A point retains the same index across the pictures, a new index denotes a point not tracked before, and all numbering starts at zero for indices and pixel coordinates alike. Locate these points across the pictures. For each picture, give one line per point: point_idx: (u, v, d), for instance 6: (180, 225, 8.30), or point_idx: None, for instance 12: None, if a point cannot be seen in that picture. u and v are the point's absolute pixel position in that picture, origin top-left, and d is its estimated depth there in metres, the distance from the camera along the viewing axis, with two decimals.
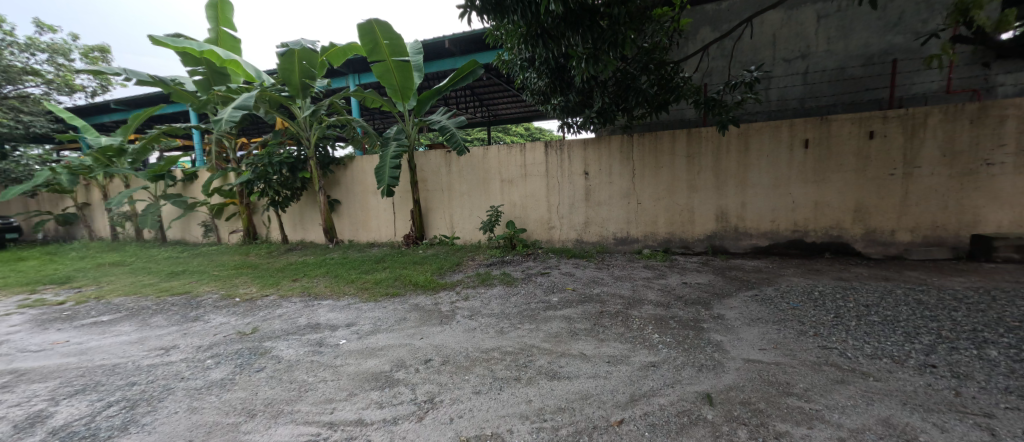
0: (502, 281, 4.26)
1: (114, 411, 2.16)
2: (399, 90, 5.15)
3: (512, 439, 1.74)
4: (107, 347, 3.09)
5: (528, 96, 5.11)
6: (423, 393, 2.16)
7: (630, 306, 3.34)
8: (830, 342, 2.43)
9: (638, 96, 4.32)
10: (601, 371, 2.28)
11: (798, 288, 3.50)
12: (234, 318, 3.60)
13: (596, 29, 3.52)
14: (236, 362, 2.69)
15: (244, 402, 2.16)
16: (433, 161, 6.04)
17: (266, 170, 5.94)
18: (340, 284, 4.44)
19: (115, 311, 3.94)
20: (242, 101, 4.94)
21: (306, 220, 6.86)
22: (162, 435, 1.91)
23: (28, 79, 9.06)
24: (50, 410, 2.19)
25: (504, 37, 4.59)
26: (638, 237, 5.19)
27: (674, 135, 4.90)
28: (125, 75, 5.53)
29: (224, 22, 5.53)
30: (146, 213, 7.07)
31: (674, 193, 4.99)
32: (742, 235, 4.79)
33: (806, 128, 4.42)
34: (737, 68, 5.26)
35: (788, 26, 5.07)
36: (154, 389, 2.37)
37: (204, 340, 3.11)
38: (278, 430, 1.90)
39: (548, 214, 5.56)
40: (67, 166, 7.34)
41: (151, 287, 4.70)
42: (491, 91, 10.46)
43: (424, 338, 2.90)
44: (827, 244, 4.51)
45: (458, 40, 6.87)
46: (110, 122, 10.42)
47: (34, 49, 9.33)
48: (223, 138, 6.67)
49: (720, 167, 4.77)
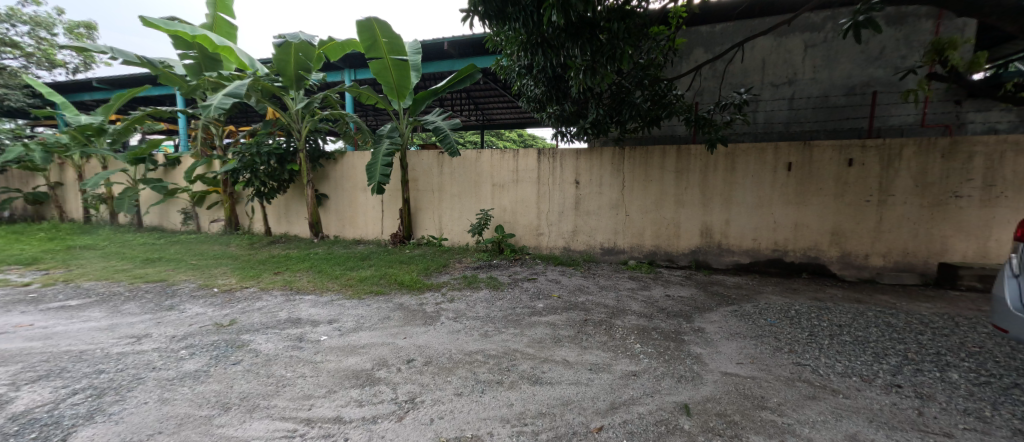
0: (488, 285, 4.27)
1: (79, 399, 2.08)
2: (395, 88, 5.13)
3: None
4: (74, 332, 2.98)
5: (523, 103, 5.17)
6: (404, 393, 2.14)
7: (614, 316, 3.38)
8: (804, 359, 2.51)
9: (632, 110, 4.44)
10: (583, 378, 2.31)
11: (776, 306, 3.59)
12: (211, 309, 3.52)
13: (595, 42, 3.61)
14: (212, 353, 2.63)
15: (218, 395, 2.11)
16: (425, 160, 6.02)
17: (253, 159, 5.83)
18: (323, 279, 4.38)
19: (84, 296, 3.80)
20: (233, 89, 4.84)
21: (292, 213, 6.73)
22: (129, 426, 1.85)
23: (6, 50, 8.78)
24: (9, 395, 2.10)
25: (503, 43, 4.63)
26: (625, 248, 5.27)
27: (665, 150, 5.01)
28: (111, 54, 5.37)
29: (222, 8, 5.44)
30: (123, 196, 6.84)
31: (662, 206, 5.09)
32: (725, 251, 4.91)
33: (790, 152, 4.58)
34: (728, 89, 5.43)
35: (777, 52, 5.26)
36: (124, 378, 2.30)
37: (178, 330, 3.02)
38: (254, 425, 1.87)
39: (537, 221, 5.60)
40: (41, 143, 7.11)
41: (123, 272, 4.55)
42: (486, 96, 10.51)
43: (407, 339, 2.88)
44: (805, 264, 4.66)
45: (457, 43, 6.88)
46: (90, 100, 10.10)
47: (16, 21, 9.03)
48: (211, 124, 6.53)
49: (707, 185, 4.89)
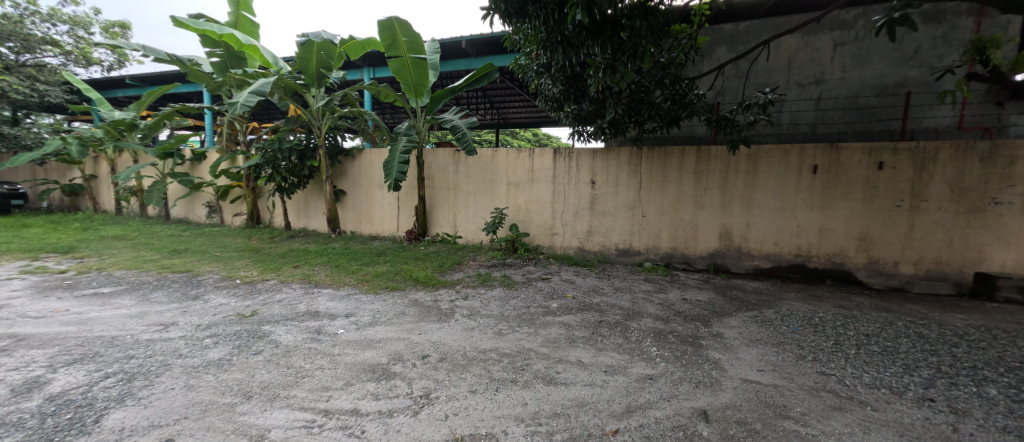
0: (502, 283, 4.27)
1: (111, 382, 2.16)
2: (413, 86, 5.15)
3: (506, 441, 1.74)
4: (107, 319, 3.10)
5: (540, 102, 5.18)
6: (419, 388, 2.16)
7: (629, 318, 3.33)
8: (828, 368, 2.43)
9: (651, 110, 4.39)
10: (598, 380, 2.28)
11: (799, 312, 3.48)
12: (233, 300, 3.62)
13: (615, 40, 3.58)
14: (234, 343, 2.69)
15: (241, 383, 2.16)
16: (441, 159, 6.06)
17: (274, 155, 5.96)
18: (341, 274, 4.44)
19: (115, 284, 3.96)
20: (258, 86, 4.92)
21: (310, 208, 6.86)
22: (157, 410, 1.91)
23: (46, 48, 9.23)
24: (47, 377, 2.20)
25: (523, 41, 4.63)
26: (640, 250, 5.20)
27: (684, 151, 4.93)
28: (143, 51, 5.55)
29: (243, 6, 5.56)
30: (152, 189, 7.08)
31: (679, 208, 4.99)
32: (745, 255, 4.79)
33: (816, 154, 4.43)
34: (751, 89, 5.31)
35: (804, 51, 5.11)
36: (152, 364, 2.37)
37: (203, 319, 3.11)
38: (274, 414, 1.90)
39: (552, 220, 5.57)
40: (78, 137, 7.36)
41: (152, 262, 4.71)
42: (502, 95, 10.52)
43: (422, 334, 2.90)
44: (830, 271, 4.50)
45: (474, 41, 6.90)
46: (123, 97, 10.51)
47: (56, 20, 9.42)
48: (235, 120, 6.71)
49: (727, 186, 4.79)
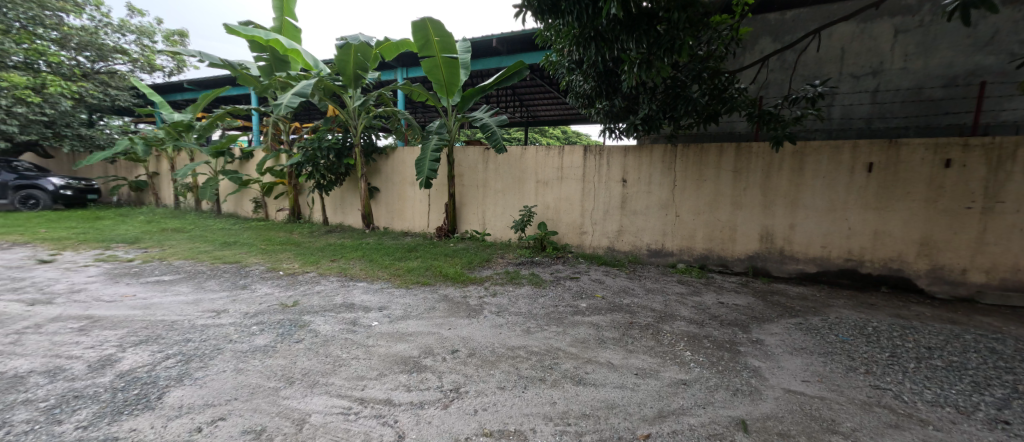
0: (531, 281, 4.27)
1: (172, 362, 2.35)
2: (445, 85, 5.23)
3: (534, 439, 1.73)
4: (167, 304, 3.37)
5: (571, 99, 5.13)
6: (449, 382, 2.20)
7: (661, 320, 3.24)
8: (884, 382, 2.25)
9: (687, 105, 4.23)
10: (629, 382, 2.23)
11: (849, 321, 3.24)
12: (277, 290, 3.84)
13: (651, 34, 3.47)
14: (278, 331, 2.85)
15: (284, 369, 2.29)
16: (471, 157, 6.13)
17: (314, 154, 6.25)
18: (374, 268, 4.60)
19: (175, 273, 4.31)
20: (300, 88, 5.17)
21: (346, 204, 7.14)
22: (210, 390, 2.06)
23: (117, 57, 10.18)
24: (117, 355, 2.43)
25: (554, 38, 4.59)
26: (673, 250, 5.03)
27: (722, 148, 4.72)
28: (199, 57, 5.97)
29: (287, 12, 5.86)
30: (206, 186, 7.62)
31: (716, 207, 4.79)
32: (788, 258, 4.53)
33: (871, 151, 4.11)
34: (799, 82, 5.00)
35: (859, 40, 4.75)
36: (207, 347, 2.56)
37: (250, 307, 3.32)
38: (313, 400, 2.00)
39: (581, 219, 5.49)
40: (143, 138, 8.02)
41: (206, 254, 5.08)
42: (532, 92, 10.48)
43: (452, 329, 2.96)
44: (885, 277, 4.16)
45: (505, 39, 6.91)
46: (182, 100, 11.38)
47: (125, 31, 10.34)
48: (279, 121, 7.09)
49: (769, 185, 4.54)
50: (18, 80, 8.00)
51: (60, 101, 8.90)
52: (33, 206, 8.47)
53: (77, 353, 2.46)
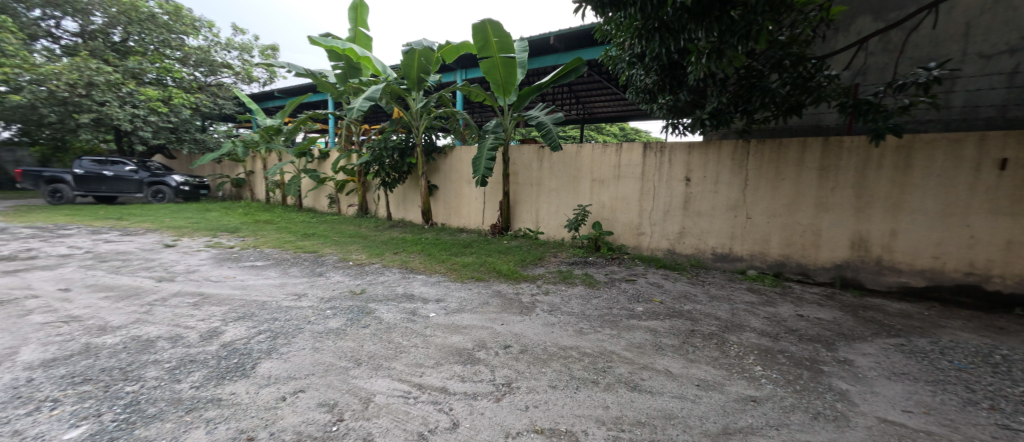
0: (584, 281, 4.21)
1: (263, 338, 2.71)
2: (502, 85, 5.31)
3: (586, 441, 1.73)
4: (260, 286, 3.87)
5: (630, 95, 4.95)
6: (501, 376, 2.27)
7: (727, 330, 3.02)
8: (1014, 422, 1.89)
9: (764, 96, 3.85)
10: (689, 394, 2.13)
11: (967, 347, 2.76)
12: (347, 278, 4.22)
13: (724, 21, 3.21)
14: (348, 316, 3.14)
15: (353, 351, 2.53)
16: (526, 155, 6.16)
17: (380, 153, 6.76)
18: (432, 262, 4.84)
19: (265, 259, 4.92)
20: (369, 93, 5.55)
21: (408, 201, 7.58)
22: (293, 364, 2.34)
23: (223, 71, 11.76)
24: (221, 328, 2.86)
25: (614, 32, 4.45)
26: (743, 255, 4.64)
27: (805, 143, 4.24)
28: (287, 68, 6.68)
29: (360, 22, 6.35)
30: (290, 183, 8.53)
31: (797, 209, 4.31)
32: (886, 269, 3.94)
33: (1004, 145, 3.41)
34: (907, 66, 4.32)
35: (992, 12, 3.96)
36: (291, 326, 2.91)
37: (325, 293, 3.69)
38: (378, 381, 2.19)
39: (639, 219, 5.27)
40: (243, 141, 9.20)
41: (290, 243, 5.71)
42: (590, 89, 10.25)
43: (505, 325, 3.03)
44: (1019, 297, 3.44)
45: (563, 36, 6.83)
46: (273, 108, 12.85)
47: (230, 48, 11.88)
48: (351, 124, 7.73)
49: (864, 185, 3.98)
50: (151, 93, 9.75)
51: (181, 110, 10.51)
52: (161, 199, 10.14)
53: (192, 324, 2.93)
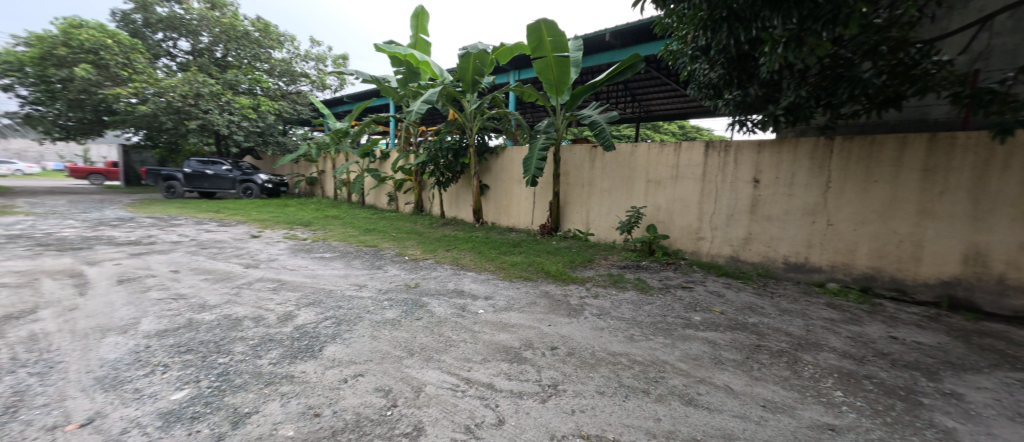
0: (636, 286, 4.03)
1: (329, 323, 2.95)
2: (555, 85, 5.26)
3: None
4: (327, 276, 4.23)
5: (692, 91, 4.64)
6: (547, 377, 2.26)
7: (800, 348, 2.72)
8: None
9: (853, 88, 3.40)
10: (752, 414, 1.95)
11: None
12: (403, 272, 4.46)
13: (805, 5, 2.88)
14: (403, 308, 3.32)
15: (405, 342, 2.66)
16: (578, 155, 6.07)
17: (436, 153, 7.07)
18: (482, 260, 4.94)
19: (333, 251, 5.35)
20: (428, 96, 5.79)
21: (460, 200, 7.81)
22: (354, 350, 2.53)
23: (302, 80, 12.97)
24: (294, 312, 3.16)
25: (676, 24, 4.19)
26: (822, 266, 4.14)
27: (903, 140, 3.68)
28: (355, 75, 7.19)
29: (420, 29, 6.66)
30: (355, 181, 9.20)
31: (891, 216, 3.74)
32: (1012, 290, 3.28)
33: None
34: None
35: None
36: (353, 314, 3.14)
37: (383, 285, 3.93)
38: (430, 372, 2.28)
39: (699, 223, 4.93)
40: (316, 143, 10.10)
41: (354, 237, 6.16)
42: (647, 86, 9.82)
43: (551, 326, 3.01)
44: None
45: (619, 32, 6.61)
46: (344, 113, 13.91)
47: (308, 59, 13.07)
48: (409, 126, 8.17)
49: (982, 188, 3.35)
50: (245, 102, 11.03)
51: (267, 116, 11.80)
52: (250, 195, 11.37)
53: (271, 307, 3.28)
